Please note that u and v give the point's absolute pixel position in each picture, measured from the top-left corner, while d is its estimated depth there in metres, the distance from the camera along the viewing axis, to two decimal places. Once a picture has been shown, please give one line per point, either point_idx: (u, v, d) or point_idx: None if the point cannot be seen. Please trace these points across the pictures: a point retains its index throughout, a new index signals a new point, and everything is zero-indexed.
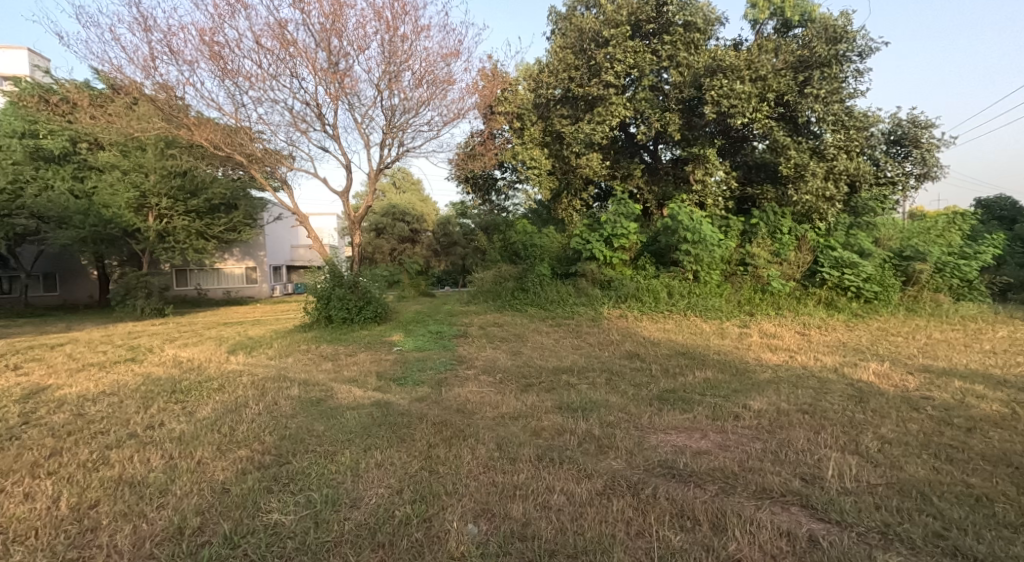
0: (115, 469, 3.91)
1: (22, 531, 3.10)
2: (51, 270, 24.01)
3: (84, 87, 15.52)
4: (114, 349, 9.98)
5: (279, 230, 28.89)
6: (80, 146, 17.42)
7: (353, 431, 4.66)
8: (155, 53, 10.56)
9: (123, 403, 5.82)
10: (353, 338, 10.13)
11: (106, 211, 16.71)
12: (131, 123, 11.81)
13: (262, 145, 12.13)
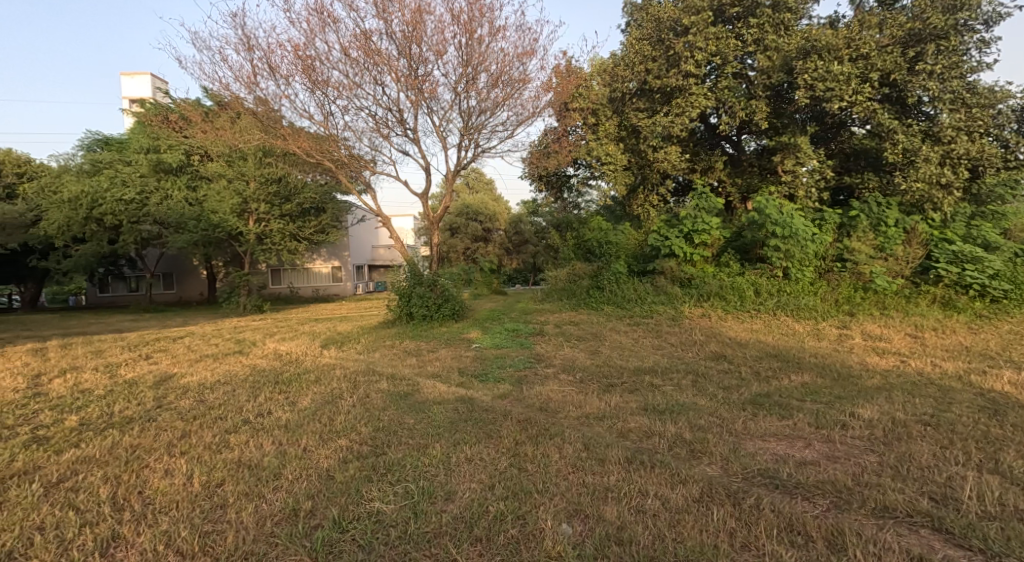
0: (235, 452, 4.26)
1: (166, 503, 3.46)
2: (170, 270, 26.58)
3: (196, 105, 17.04)
4: (223, 342, 10.85)
5: (362, 231, 30.36)
6: (193, 158, 19.13)
7: (442, 426, 4.81)
8: (255, 69, 11.37)
9: (236, 391, 6.36)
10: (433, 335, 10.44)
11: (214, 217, 18.26)
12: (236, 135, 12.79)
13: (348, 151, 12.73)
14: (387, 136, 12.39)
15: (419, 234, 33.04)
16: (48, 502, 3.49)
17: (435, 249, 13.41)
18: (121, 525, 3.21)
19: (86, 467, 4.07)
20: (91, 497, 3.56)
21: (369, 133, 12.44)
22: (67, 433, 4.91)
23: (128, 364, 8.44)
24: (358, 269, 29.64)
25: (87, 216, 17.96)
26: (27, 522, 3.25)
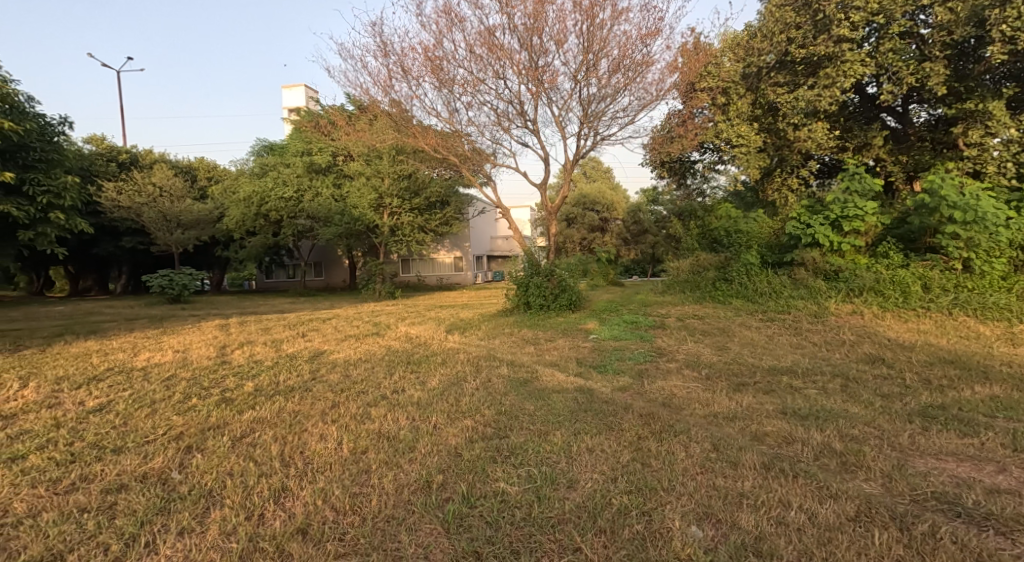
0: (375, 423, 4.59)
1: (323, 464, 3.82)
2: (319, 259, 29.44)
3: (341, 109, 18.58)
4: (361, 324, 11.79)
5: (483, 223, 31.39)
6: (338, 159, 20.88)
7: (562, 414, 4.80)
8: (389, 73, 12.10)
9: (374, 369, 6.88)
10: (550, 324, 10.49)
11: (355, 211, 19.85)
12: (373, 135, 13.71)
13: (471, 145, 13.11)
14: (508, 129, 12.55)
15: (537, 225, 33.34)
16: (234, 453, 4.03)
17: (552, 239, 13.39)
18: (288, 479, 3.59)
19: (260, 426, 4.62)
20: (265, 452, 4.04)
21: (491, 127, 12.69)
22: (246, 397, 5.62)
23: (288, 340, 9.50)
24: (479, 260, 30.57)
25: (257, 213, 20.39)
26: (218, 467, 3.77)
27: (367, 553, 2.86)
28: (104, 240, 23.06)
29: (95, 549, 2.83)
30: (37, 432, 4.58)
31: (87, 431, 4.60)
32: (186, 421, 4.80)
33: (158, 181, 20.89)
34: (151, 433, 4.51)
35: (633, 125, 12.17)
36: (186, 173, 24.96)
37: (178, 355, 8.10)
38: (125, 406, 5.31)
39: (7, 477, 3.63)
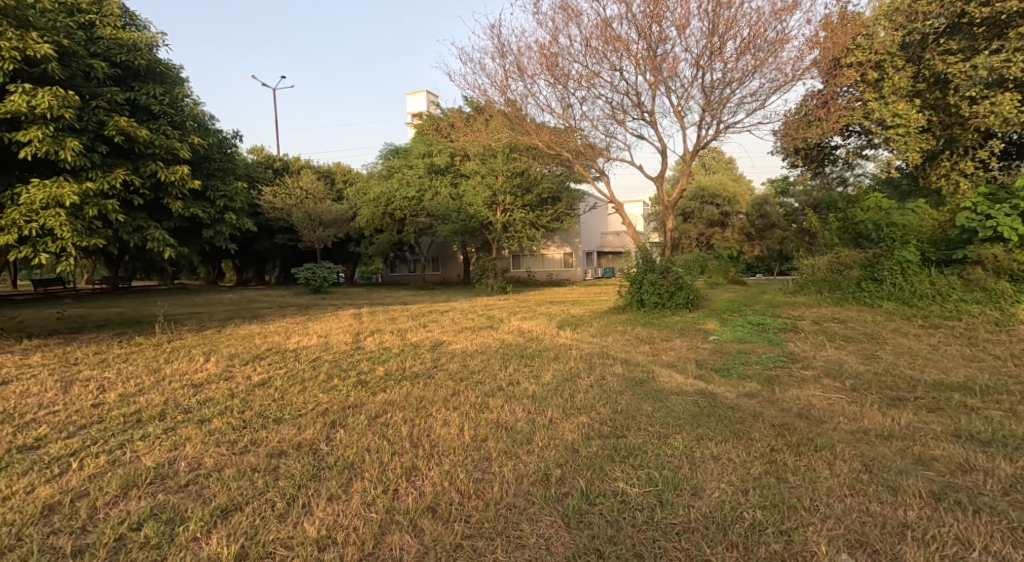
0: (494, 413, 4.70)
1: (447, 448, 3.99)
2: (438, 255, 30.93)
3: (459, 111, 19.32)
4: (477, 317, 12.15)
5: (594, 220, 30.91)
6: (456, 159, 21.69)
7: (682, 417, 4.58)
8: (506, 73, 12.29)
9: (490, 361, 7.05)
10: (667, 323, 10.09)
11: (471, 209, 20.50)
12: (489, 135, 13.98)
13: (584, 140, 12.89)
14: (623, 122, 12.16)
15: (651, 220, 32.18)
16: (369, 431, 4.34)
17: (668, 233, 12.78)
18: (418, 459, 3.79)
19: (391, 408, 4.95)
20: (396, 432, 4.30)
21: (605, 120, 12.39)
22: (378, 380, 6.05)
23: (412, 330, 10.06)
24: (589, 256, 29.98)
25: (382, 212, 21.71)
26: (357, 443, 4.07)
27: (492, 537, 2.93)
28: (262, 238, 26.11)
29: (263, 504, 3.19)
30: (217, 400, 5.27)
31: (252, 402, 5.20)
32: (330, 399, 5.27)
33: (304, 184, 23.13)
34: (303, 407, 5.00)
35: (764, 110, 11.26)
36: (326, 176, 27.41)
37: (320, 340, 8.90)
38: (281, 382, 5.96)
39: (196, 435, 4.22)
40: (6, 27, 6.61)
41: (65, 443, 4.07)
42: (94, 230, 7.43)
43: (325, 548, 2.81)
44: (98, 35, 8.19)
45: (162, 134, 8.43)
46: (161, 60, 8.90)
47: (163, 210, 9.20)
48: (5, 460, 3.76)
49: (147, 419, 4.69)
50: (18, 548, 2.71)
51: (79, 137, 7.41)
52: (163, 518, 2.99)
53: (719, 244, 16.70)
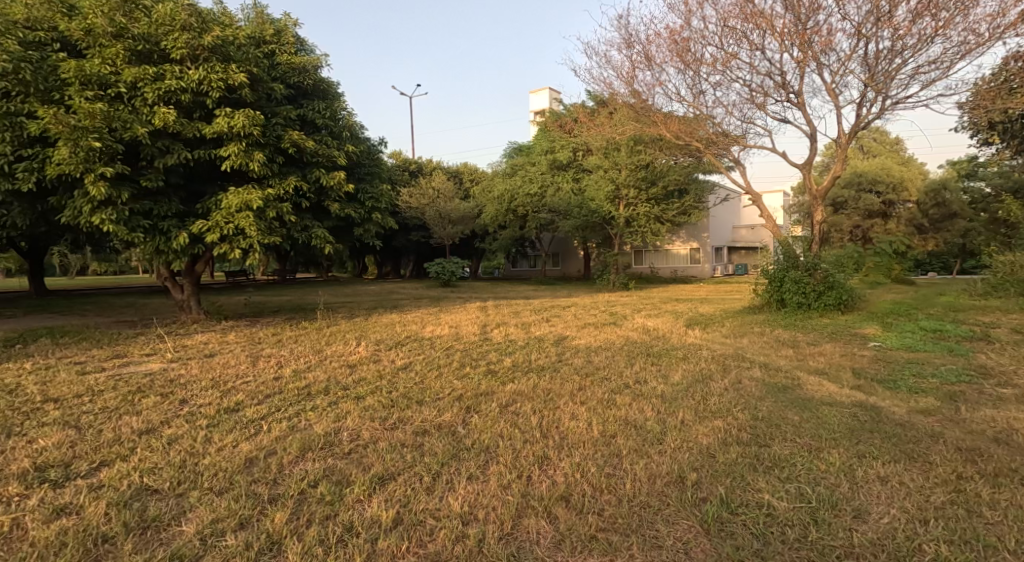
0: (623, 410, 4.61)
1: (575, 441, 3.98)
2: (558, 251, 31.08)
3: (584, 105, 19.14)
4: (600, 313, 11.97)
5: (724, 213, 28.45)
6: (579, 154, 21.51)
7: (837, 430, 4.14)
8: (632, 63, 11.86)
9: (615, 357, 6.91)
10: (813, 325, 9.17)
11: (592, 204, 19.86)
12: (613, 129, 13.57)
13: (717, 128, 12.02)
14: (765, 106, 11.18)
15: (793, 211, 29.23)
16: (502, 418, 4.46)
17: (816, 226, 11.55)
18: (549, 449, 3.83)
19: (520, 398, 5.05)
20: (527, 422, 4.38)
21: (744, 105, 11.47)
22: (506, 370, 6.23)
23: (535, 324, 10.18)
24: (719, 251, 27.96)
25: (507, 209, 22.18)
26: (492, 429, 4.22)
27: (627, 534, 2.87)
28: (399, 235, 28.02)
29: (412, 476, 3.42)
30: (368, 380, 5.77)
31: (397, 384, 5.61)
32: (463, 385, 5.51)
33: (435, 184, 24.42)
34: (441, 392, 5.29)
35: (944, 80, 9.77)
36: (455, 176, 28.73)
37: (452, 330, 9.34)
38: (420, 367, 6.36)
39: (354, 410, 4.65)
40: (211, 60, 7.77)
41: (256, 409, 4.70)
42: (273, 230, 8.46)
43: (467, 524, 2.94)
44: (278, 62, 9.28)
45: (324, 144, 9.36)
46: (324, 78, 9.86)
47: (323, 211, 10.21)
48: (215, 418, 4.44)
49: (314, 393, 5.26)
50: (231, 490, 3.18)
51: (262, 150, 8.48)
52: (333, 480, 3.34)
53: (881, 238, 14.13)
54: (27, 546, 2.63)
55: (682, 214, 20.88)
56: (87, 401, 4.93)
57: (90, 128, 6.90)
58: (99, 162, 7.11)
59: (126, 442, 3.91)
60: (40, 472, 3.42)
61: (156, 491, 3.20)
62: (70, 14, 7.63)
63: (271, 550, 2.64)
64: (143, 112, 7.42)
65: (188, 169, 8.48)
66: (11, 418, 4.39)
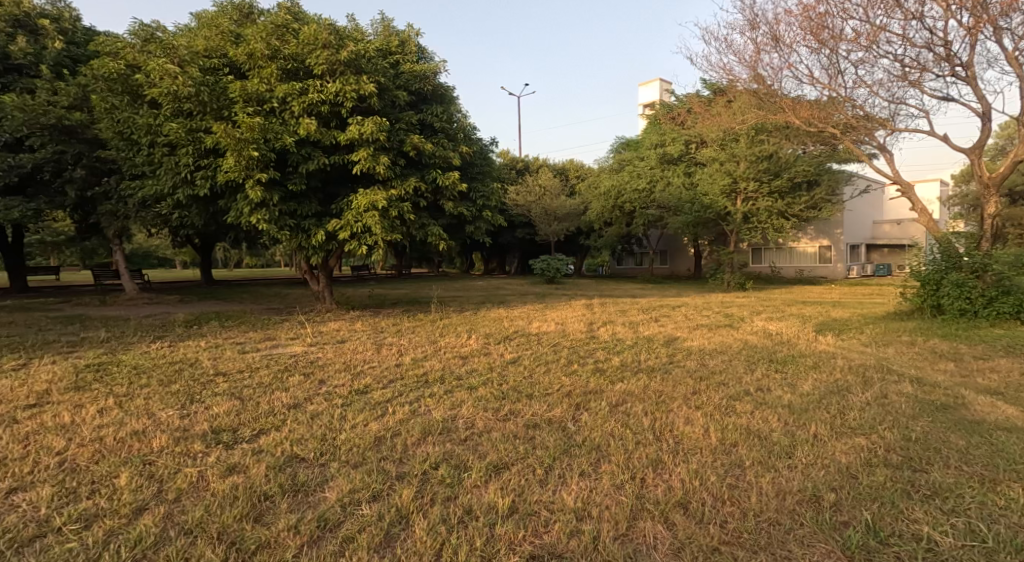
0: (744, 419, 4.37)
1: (692, 447, 3.84)
2: (665, 248, 30.00)
3: (700, 96, 18.28)
4: (714, 314, 11.42)
5: (860, 207, 25.68)
6: (691, 146, 20.68)
7: (1014, 461, 3.61)
8: (758, 46, 11.10)
9: (733, 362, 6.57)
10: (977, 336, 8.05)
11: (705, 199, 18.43)
12: (732, 118, 12.81)
13: (856, 111, 10.89)
14: (921, 82, 9.95)
15: (954, 205, 25.78)
16: (613, 417, 4.43)
17: (986, 222, 10.02)
18: (663, 453, 3.73)
19: (631, 398, 4.97)
20: (639, 423, 4.30)
21: (893, 83, 10.29)
22: (615, 369, 6.17)
23: (644, 323, 9.92)
24: (854, 249, 25.40)
25: (614, 205, 21.88)
26: (603, 427, 4.20)
27: (755, 550, 2.73)
28: (506, 233, 28.69)
29: (526, 467, 3.51)
30: (480, 371, 5.99)
31: (508, 376, 5.76)
32: (572, 382, 5.53)
33: (542, 181, 24.66)
34: (550, 387, 5.35)
35: None
36: (561, 174, 28.84)
37: (558, 327, 9.38)
38: (529, 362, 6.48)
39: (468, 400, 4.85)
40: (346, 74, 8.40)
41: (382, 392, 5.07)
42: (395, 228, 9.00)
43: (582, 520, 2.95)
44: (402, 71, 9.86)
45: (441, 146, 9.78)
46: (442, 83, 10.28)
47: (438, 209, 10.68)
48: (348, 398, 4.85)
49: (431, 381, 5.55)
50: (364, 464, 3.47)
51: (386, 154, 9.05)
52: (452, 463, 3.51)
53: None
54: (210, 496, 3.04)
55: (811, 207, 19.13)
56: (246, 376, 5.61)
57: (251, 140, 7.83)
58: (255, 168, 8.01)
59: (278, 414, 4.39)
60: (214, 434, 3.94)
61: (303, 460, 3.56)
62: (238, 42, 8.73)
63: (401, 523, 2.84)
64: (290, 123, 8.24)
65: (325, 173, 9.27)
66: (190, 387, 5.11)
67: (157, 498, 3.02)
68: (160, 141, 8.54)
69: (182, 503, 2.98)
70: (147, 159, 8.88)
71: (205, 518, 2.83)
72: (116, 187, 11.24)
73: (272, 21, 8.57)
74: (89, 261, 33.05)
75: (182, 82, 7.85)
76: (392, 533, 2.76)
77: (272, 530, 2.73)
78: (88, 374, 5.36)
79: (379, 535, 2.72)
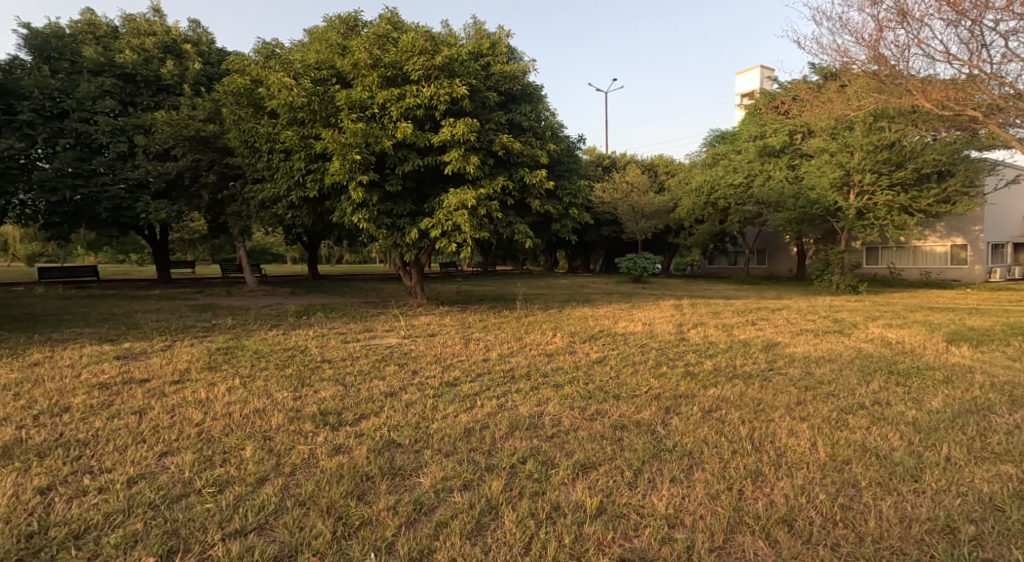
0: (857, 435, 4.11)
1: (797, 461, 3.66)
2: (764, 247, 28.49)
3: (808, 83, 17.09)
4: (819, 319, 10.72)
5: (1005, 202, 22.88)
6: (796, 136, 19.20)
7: None
8: (881, 22, 10.22)
9: (844, 372, 6.16)
10: None
11: (812, 194, 17.17)
12: (847, 104, 11.74)
13: (1004, 90, 9.78)
14: None
15: None
16: (706, 424, 4.34)
17: None
18: (763, 465, 3.59)
19: (726, 405, 4.84)
20: (735, 431, 4.18)
21: None
22: (707, 373, 6.01)
23: (740, 327, 9.51)
24: (996, 249, 22.72)
25: (707, 201, 21.18)
26: (695, 433, 4.12)
27: None
28: (591, 231, 28.42)
29: (614, 469, 3.53)
30: (566, 369, 6.09)
31: (594, 376, 5.79)
32: (661, 385, 5.47)
33: (629, 178, 24.28)
34: (638, 389, 5.32)
35: None
36: (650, 170, 28.23)
37: (646, 328, 9.24)
38: (615, 362, 6.47)
39: (554, 397, 4.95)
40: (440, 78, 8.76)
41: (470, 385, 5.29)
42: (483, 226, 9.25)
43: (674, 527, 2.91)
44: (492, 72, 10.13)
45: (528, 145, 9.92)
46: (531, 83, 10.44)
47: (526, 207, 10.85)
48: (439, 389, 5.12)
49: (518, 377, 5.71)
50: (455, 454, 3.66)
51: (476, 154, 9.32)
52: (539, 459, 3.62)
53: None
54: (319, 472, 3.35)
55: (943, 202, 16.82)
56: (348, 364, 6.07)
57: (354, 144, 8.38)
58: (357, 171, 8.56)
59: (377, 401, 4.73)
60: (322, 416, 4.32)
61: (400, 445, 3.83)
62: (344, 53, 9.39)
63: (490, 513, 2.96)
64: (388, 127, 8.73)
65: (418, 174, 9.73)
66: (301, 371, 5.63)
67: (276, 470, 3.37)
68: (277, 148, 9.37)
69: (296, 477, 3.31)
70: (266, 165, 9.81)
71: (315, 491, 3.11)
72: (240, 190, 12.46)
73: (374, 32, 9.15)
74: (213, 257, 36.74)
75: (297, 94, 8.59)
76: (483, 522, 2.89)
77: (374, 509, 2.95)
78: (218, 356, 6.04)
79: (471, 523, 2.86)
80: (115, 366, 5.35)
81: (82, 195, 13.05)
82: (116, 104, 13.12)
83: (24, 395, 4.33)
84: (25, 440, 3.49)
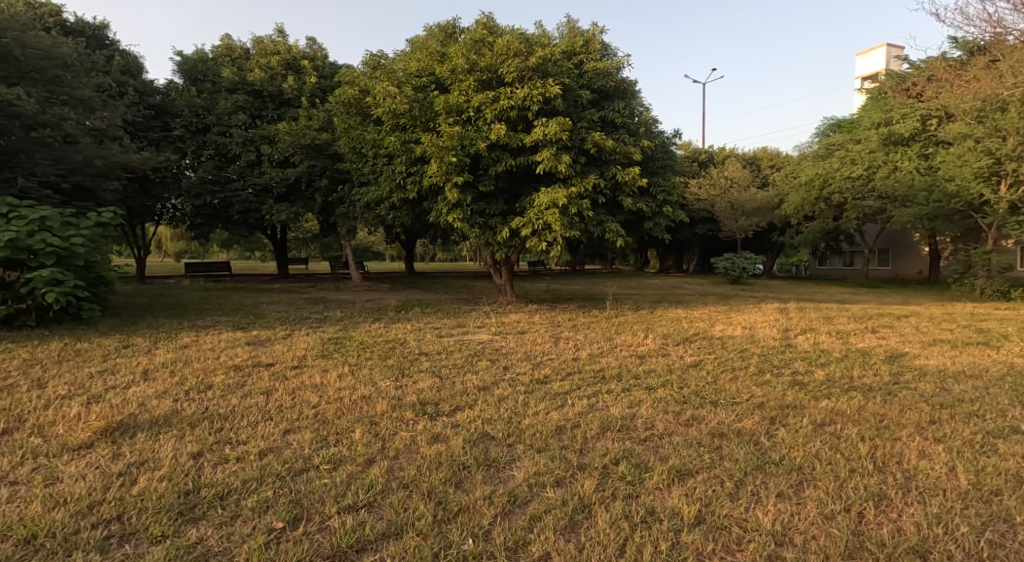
0: (1008, 462, 3.67)
1: (931, 487, 3.33)
2: (887, 246, 26.27)
3: (947, 61, 15.34)
4: (956, 329, 9.64)
5: None
6: (930, 123, 16.87)
7: None
8: None
9: (990, 391, 5.51)
10: None
11: (951, 185, 15.09)
12: (998, 82, 10.25)
13: None
14: None
15: None
16: (817, 438, 4.09)
17: None
18: (889, 488, 3.31)
19: (842, 419, 4.52)
20: (853, 448, 3.89)
21: None
22: (819, 384, 5.64)
23: (858, 335, 8.81)
24: None
25: (819, 196, 19.85)
26: (805, 447, 3.89)
27: None
28: (685, 229, 27.45)
29: (713, 478, 3.42)
30: (659, 372, 5.96)
31: (688, 380, 5.64)
32: (765, 393, 5.23)
33: (729, 173, 23.24)
34: (738, 396, 5.12)
35: None
36: (753, 164, 26.84)
37: (748, 332, 8.82)
38: (713, 367, 6.27)
39: (647, 400, 4.88)
40: (533, 79, 8.88)
41: (560, 384, 5.35)
42: (575, 225, 9.26)
43: (782, 545, 2.77)
44: (585, 70, 10.11)
45: (622, 142, 9.80)
46: (625, 78, 10.30)
47: (618, 206, 10.72)
48: (531, 386, 5.23)
49: (608, 377, 5.68)
50: (548, 451, 3.74)
51: (568, 152, 9.36)
52: (632, 462, 3.60)
53: None
54: (420, 458, 3.56)
55: None
56: (443, 357, 6.35)
57: (451, 147, 8.69)
58: (453, 172, 8.89)
59: (471, 394, 4.92)
60: (421, 405, 4.56)
61: (493, 438, 3.96)
62: (443, 60, 9.81)
63: (584, 512, 3.00)
64: (483, 130, 8.97)
65: (511, 174, 9.92)
66: (402, 362, 5.98)
67: (381, 453, 3.62)
68: (381, 153, 9.98)
69: (399, 461, 3.54)
70: (371, 169, 10.46)
71: (418, 476, 3.30)
72: (347, 192, 13.35)
73: (471, 37, 9.47)
74: (322, 254, 39.62)
75: (399, 101, 9.08)
76: (577, 520, 2.94)
77: (471, 497, 3.08)
78: (329, 346, 6.54)
79: (564, 519, 2.91)
80: (245, 350, 5.98)
81: (219, 200, 14.69)
82: (247, 117, 14.57)
83: (176, 372, 4.99)
84: (179, 411, 4.01)
